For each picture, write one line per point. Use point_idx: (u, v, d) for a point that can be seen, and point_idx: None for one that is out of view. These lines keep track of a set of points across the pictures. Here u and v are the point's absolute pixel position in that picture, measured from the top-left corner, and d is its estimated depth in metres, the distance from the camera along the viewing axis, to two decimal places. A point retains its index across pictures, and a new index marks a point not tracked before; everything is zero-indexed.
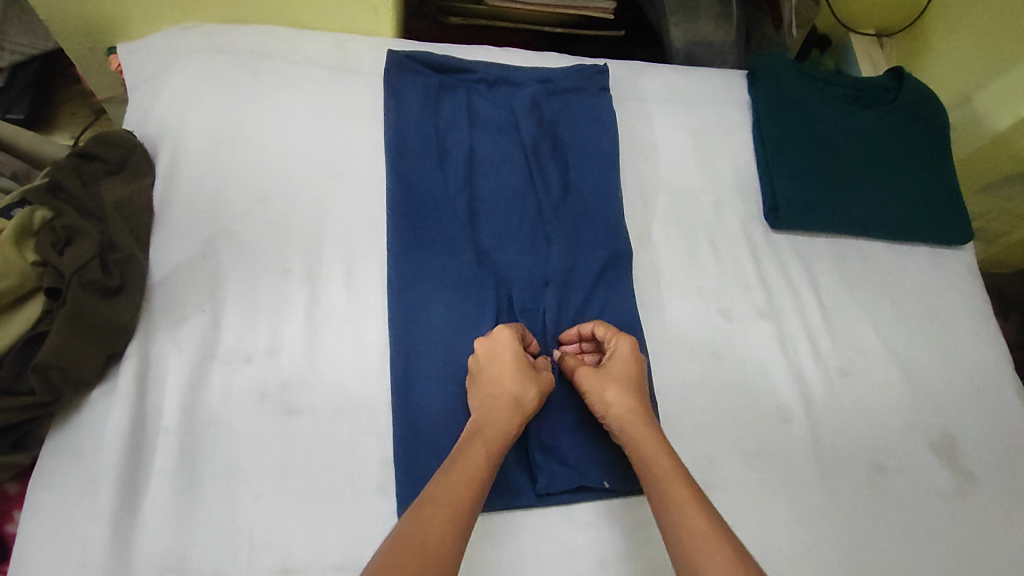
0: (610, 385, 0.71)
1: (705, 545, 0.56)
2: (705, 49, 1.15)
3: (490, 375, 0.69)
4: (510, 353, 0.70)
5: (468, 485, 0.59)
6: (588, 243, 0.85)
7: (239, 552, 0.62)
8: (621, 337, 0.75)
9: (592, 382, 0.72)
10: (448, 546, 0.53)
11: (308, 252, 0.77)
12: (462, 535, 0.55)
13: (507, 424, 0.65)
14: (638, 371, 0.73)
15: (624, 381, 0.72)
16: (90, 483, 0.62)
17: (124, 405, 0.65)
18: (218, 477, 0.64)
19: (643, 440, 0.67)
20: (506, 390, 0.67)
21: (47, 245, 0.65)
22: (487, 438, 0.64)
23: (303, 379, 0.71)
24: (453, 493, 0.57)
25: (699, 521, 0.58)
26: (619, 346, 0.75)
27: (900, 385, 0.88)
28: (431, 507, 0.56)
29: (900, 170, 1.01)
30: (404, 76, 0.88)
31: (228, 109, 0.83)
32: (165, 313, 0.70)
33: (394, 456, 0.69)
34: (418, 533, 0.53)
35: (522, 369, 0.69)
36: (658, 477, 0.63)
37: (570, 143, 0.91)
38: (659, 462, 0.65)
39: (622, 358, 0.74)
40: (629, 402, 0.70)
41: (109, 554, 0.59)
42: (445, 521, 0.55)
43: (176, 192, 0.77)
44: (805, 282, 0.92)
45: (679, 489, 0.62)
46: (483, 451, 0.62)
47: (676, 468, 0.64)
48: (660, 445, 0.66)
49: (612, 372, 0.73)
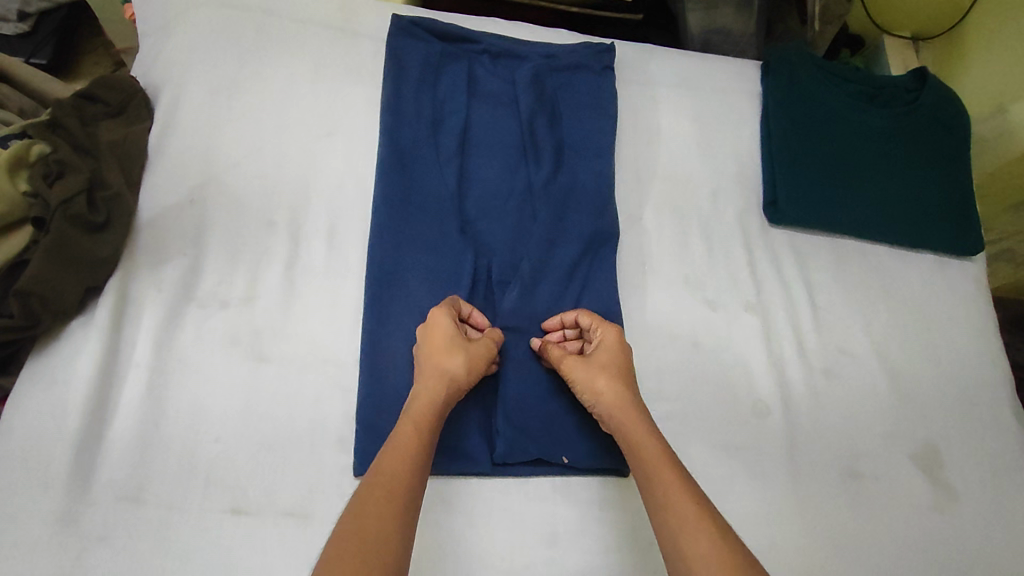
0: (601, 373, 0.68)
1: (692, 528, 0.54)
2: (723, 38, 1.12)
3: (424, 352, 0.67)
4: (444, 329, 0.68)
5: (405, 464, 0.56)
6: (574, 222, 0.84)
7: (196, 488, 0.64)
8: (607, 326, 0.73)
9: (580, 371, 0.69)
10: (391, 526, 0.51)
11: (294, 207, 0.78)
12: (406, 515, 0.53)
13: (435, 398, 0.63)
14: (624, 358, 0.71)
15: (612, 368, 0.69)
16: (60, 409, 0.64)
17: (100, 337, 0.67)
18: (183, 416, 0.66)
19: (631, 426, 0.64)
20: (431, 365, 0.65)
21: (38, 177, 0.67)
22: (414, 414, 0.62)
23: (275, 329, 0.72)
24: (387, 476, 0.55)
25: (688, 505, 0.56)
26: (605, 334, 0.72)
27: (887, 393, 0.85)
28: (366, 493, 0.53)
29: (911, 173, 0.97)
30: (407, 41, 0.87)
31: (231, 63, 0.84)
32: (148, 255, 0.72)
33: (356, 412, 0.69)
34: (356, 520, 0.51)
35: (451, 342, 0.67)
36: (647, 464, 0.61)
37: (567, 121, 0.90)
38: (648, 448, 0.62)
39: (609, 347, 0.71)
40: (618, 390, 0.67)
41: (71, 476, 0.62)
42: (386, 506, 0.52)
43: (170, 137, 0.79)
44: (798, 279, 0.90)
45: (668, 474, 0.59)
46: (411, 429, 0.60)
47: (666, 454, 0.61)
48: (649, 432, 0.63)
49: (598, 360, 0.70)
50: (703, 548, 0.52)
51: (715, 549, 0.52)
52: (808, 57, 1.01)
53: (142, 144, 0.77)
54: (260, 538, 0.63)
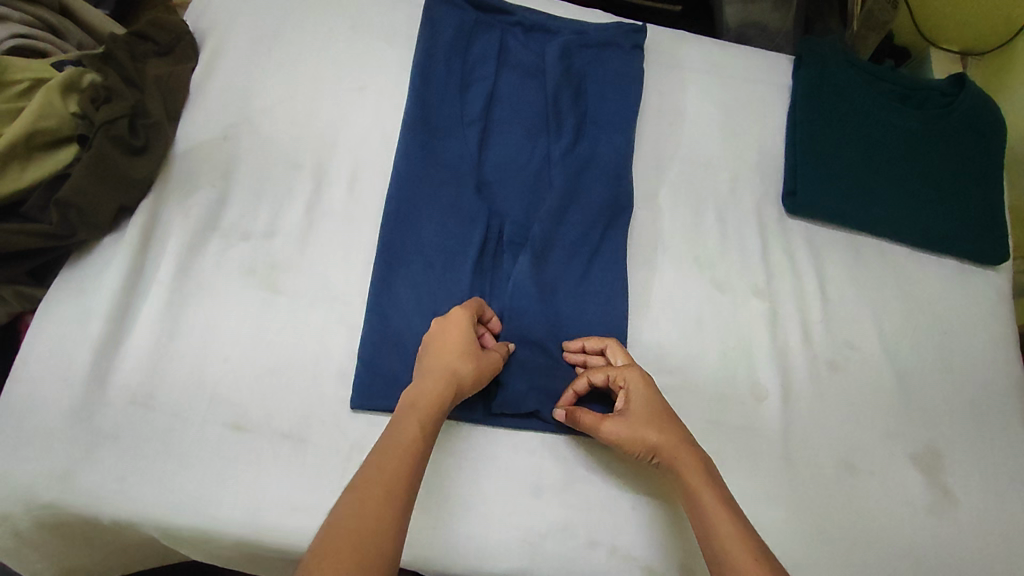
0: (648, 427, 0.64)
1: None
2: (759, 32, 1.13)
3: (435, 350, 0.67)
4: (459, 335, 0.67)
5: (403, 458, 0.56)
6: (589, 191, 0.85)
7: (201, 401, 0.67)
8: (629, 368, 0.70)
9: (623, 429, 0.65)
10: (386, 523, 0.50)
11: (320, 153, 0.82)
12: (401, 514, 0.52)
13: (442, 398, 0.62)
14: (661, 400, 0.67)
15: (651, 417, 0.65)
16: (84, 315, 0.68)
17: (128, 254, 0.71)
18: (197, 334, 0.70)
19: (687, 474, 0.61)
20: (444, 364, 0.65)
21: (86, 100, 0.72)
22: (421, 410, 0.61)
23: (291, 264, 0.75)
24: (388, 471, 0.54)
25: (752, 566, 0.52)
26: (629, 379, 0.69)
27: (892, 392, 0.84)
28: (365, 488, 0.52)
29: (939, 176, 0.95)
30: (443, 7, 0.90)
31: (275, 15, 0.88)
32: (180, 183, 0.76)
33: (358, 349, 0.72)
34: (352, 516, 0.50)
35: (466, 347, 0.67)
36: (704, 513, 0.58)
37: (592, 96, 0.91)
38: (705, 499, 0.59)
39: (639, 390, 0.68)
40: (665, 438, 0.63)
41: (89, 376, 0.66)
42: (383, 501, 0.52)
43: (212, 78, 0.83)
44: (811, 271, 0.89)
45: (724, 522, 0.56)
46: (417, 424, 0.59)
47: (722, 504, 0.58)
48: (702, 478, 0.60)
49: (635, 411, 0.66)
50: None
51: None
52: (842, 54, 1.01)
53: (185, 81, 0.82)
54: (256, 454, 0.66)
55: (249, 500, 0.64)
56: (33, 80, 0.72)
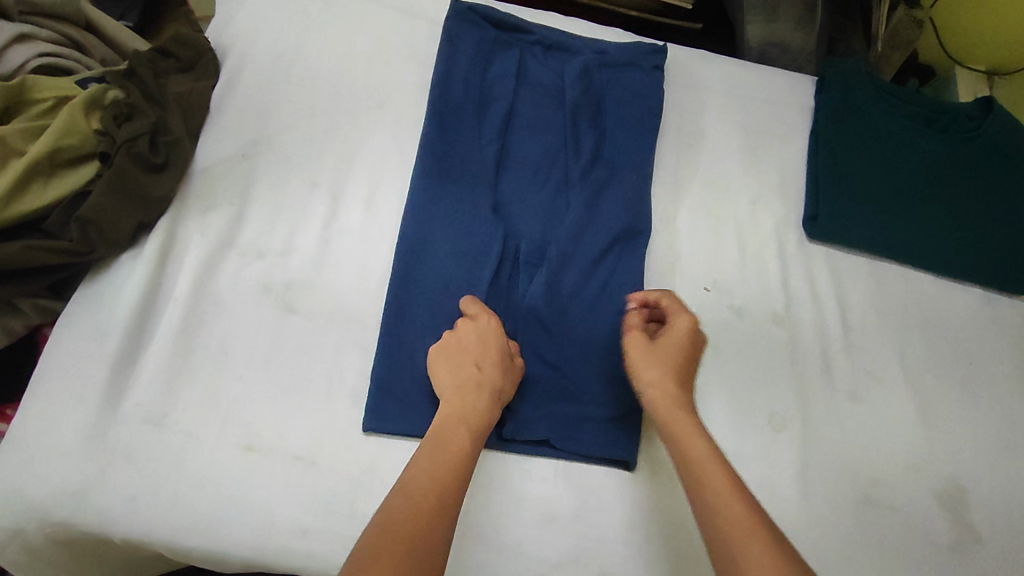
0: (664, 365, 0.67)
1: (741, 534, 0.50)
2: (781, 51, 1.11)
3: (478, 362, 0.68)
4: (492, 343, 0.69)
5: (455, 461, 0.58)
6: (606, 213, 0.84)
7: (214, 421, 0.67)
8: (682, 314, 0.71)
9: (641, 353, 0.69)
10: (446, 520, 0.52)
11: (337, 171, 0.82)
12: (454, 511, 0.54)
13: (489, 413, 0.65)
14: (692, 347, 0.70)
15: (676, 356, 0.69)
16: (102, 331, 0.69)
17: (145, 271, 0.71)
18: (211, 351, 0.70)
19: (679, 424, 0.62)
20: (488, 379, 0.67)
21: (109, 117, 0.73)
22: (468, 417, 0.63)
23: (306, 284, 0.75)
24: (441, 472, 0.56)
25: (746, 516, 0.52)
26: (678, 320, 0.71)
27: (913, 424, 0.82)
28: (419, 492, 0.54)
29: (965, 202, 0.93)
30: (463, 25, 0.90)
31: (295, 33, 0.89)
32: (198, 200, 0.76)
33: (371, 371, 0.71)
34: (412, 518, 0.51)
35: (506, 363, 0.69)
36: (693, 459, 0.58)
37: (611, 116, 0.90)
38: (698, 445, 0.60)
39: (682, 328, 0.70)
40: (668, 383, 0.66)
41: (104, 394, 0.66)
42: (438, 508, 0.53)
43: (232, 96, 0.83)
44: (832, 297, 0.87)
45: (714, 467, 0.57)
46: (467, 431, 0.61)
47: (716, 454, 0.59)
48: (697, 428, 0.62)
49: (664, 346, 0.69)
50: (753, 557, 0.49)
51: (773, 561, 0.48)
52: (866, 77, 0.99)
53: (205, 97, 0.82)
54: (267, 475, 0.65)
55: (259, 523, 0.63)
56: (57, 99, 0.73)
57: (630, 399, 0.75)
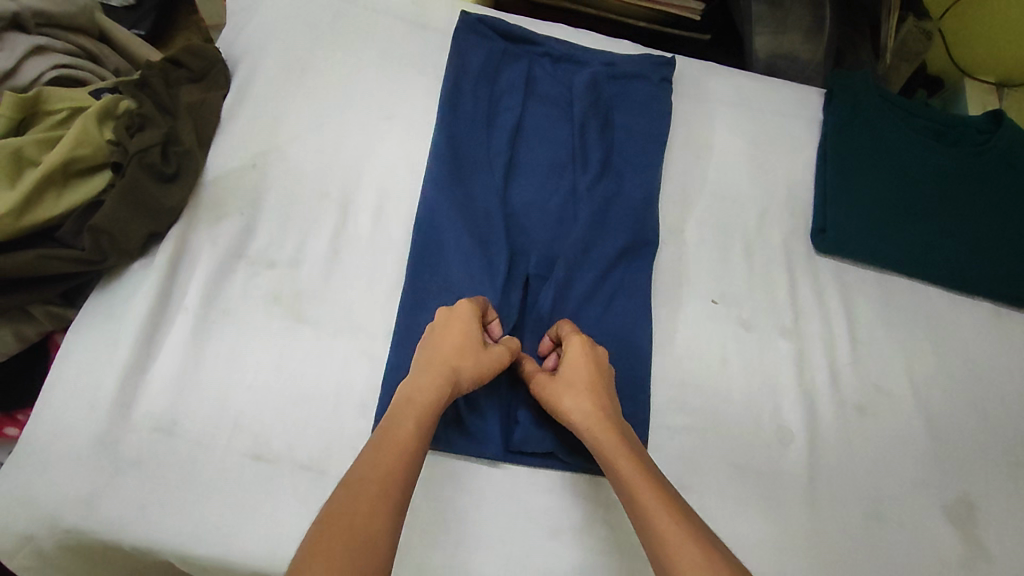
0: (576, 393, 0.67)
1: (673, 544, 0.52)
2: (790, 63, 1.11)
3: (437, 347, 0.67)
4: (458, 333, 0.67)
5: (397, 456, 0.56)
6: (613, 224, 0.84)
7: (223, 431, 0.67)
8: (572, 338, 0.71)
9: (550, 390, 0.69)
10: (380, 521, 0.51)
11: (347, 181, 0.82)
12: (393, 511, 0.52)
13: (438, 395, 0.62)
14: (596, 366, 0.69)
15: (584, 379, 0.68)
16: (113, 340, 0.69)
17: (157, 280, 0.72)
18: (221, 361, 0.70)
19: (606, 446, 0.63)
20: (442, 361, 0.65)
21: (121, 127, 0.74)
22: (416, 407, 0.61)
23: (315, 294, 0.75)
24: (378, 470, 0.54)
25: (675, 532, 0.53)
26: (571, 347, 0.70)
27: (923, 438, 0.81)
28: (357, 487, 0.53)
29: (974, 216, 0.92)
30: (472, 37, 0.90)
31: (307, 44, 0.89)
32: (209, 209, 0.77)
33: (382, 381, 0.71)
34: (344, 515, 0.50)
35: (467, 345, 0.67)
36: (623, 481, 0.59)
37: (618, 128, 0.91)
38: (622, 467, 0.60)
39: (578, 355, 0.69)
40: (587, 410, 0.66)
41: (115, 403, 0.66)
42: (373, 502, 0.52)
43: (243, 106, 0.84)
44: (840, 310, 0.87)
45: (645, 486, 0.58)
46: (413, 422, 0.60)
47: (639, 468, 0.60)
48: (621, 447, 0.62)
49: (568, 376, 0.68)
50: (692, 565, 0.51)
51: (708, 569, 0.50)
52: (874, 89, 0.99)
53: (217, 108, 0.83)
54: (275, 485, 0.66)
55: (267, 532, 0.64)
56: (71, 109, 0.74)
57: (637, 412, 0.75)
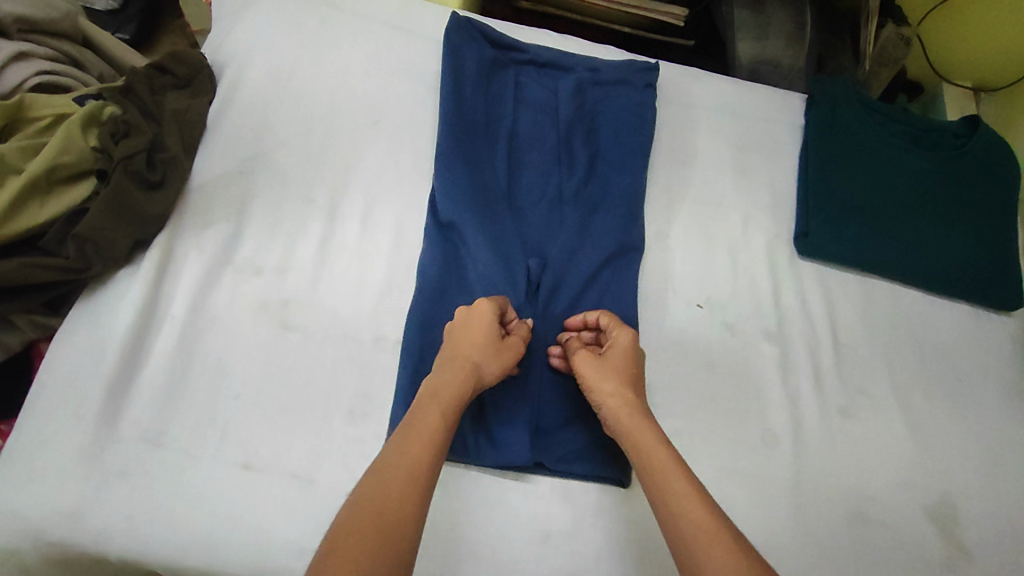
0: (613, 377, 0.66)
1: (704, 539, 0.50)
2: (773, 70, 1.12)
3: (461, 343, 0.67)
4: (481, 327, 0.67)
5: (426, 446, 0.56)
6: (601, 230, 0.85)
7: (210, 439, 0.67)
8: (622, 329, 0.70)
9: (590, 368, 0.67)
10: (411, 512, 0.50)
11: (334, 188, 0.82)
12: (424, 500, 0.52)
13: (462, 387, 0.62)
14: (637, 361, 0.68)
15: (625, 368, 0.67)
16: (98, 349, 0.69)
17: (143, 288, 0.71)
18: (208, 371, 0.70)
19: (639, 434, 0.61)
20: (467, 356, 0.65)
21: (106, 134, 0.73)
22: (442, 400, 0.60)
23: (303, 301, 0.75)
24: (410, 456, 0.54)
25: (706, 520, 0.51)
26: (619, 337, 0.70)
27: (904, 439, 0.83)
28: (386, 475, 0.52)
29: (952, 220, 0.94)
30: (462, 39, 0.90)
31: (292, 49, 0.89)
32: (195, 216, 0.77)
33: (394, 391, 0.71)
34: (376, 497, 0.50)
35: (490, 341, 0.67)
36: (654, 470, 0.57)
37: (605, 134, 0.91)
38: (657, 456, 0.58)
39: (623, 346, 0.69)
40: (626, 396, 0.65)
41: (101, 413, 0.66)
42: (401, 491, 0.51)
43: (228, 112, 0.84)
44: (823, 314, 0.88)
45: (678, 478, 0.56)
46: (438, 414, 0.59)
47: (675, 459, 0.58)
48: (656, 437, 0.61)
49: (614, 361, 0.67)
50: (724, 560, 0.48)
51: (739, 560, 0.48)
52: (856, 94, 1.00)
53: (202, 114, 0.82)
54: (264, 493, 0.66)
55: (255, 541, 0.63)
56: (55, 117, 0.73)
57: None
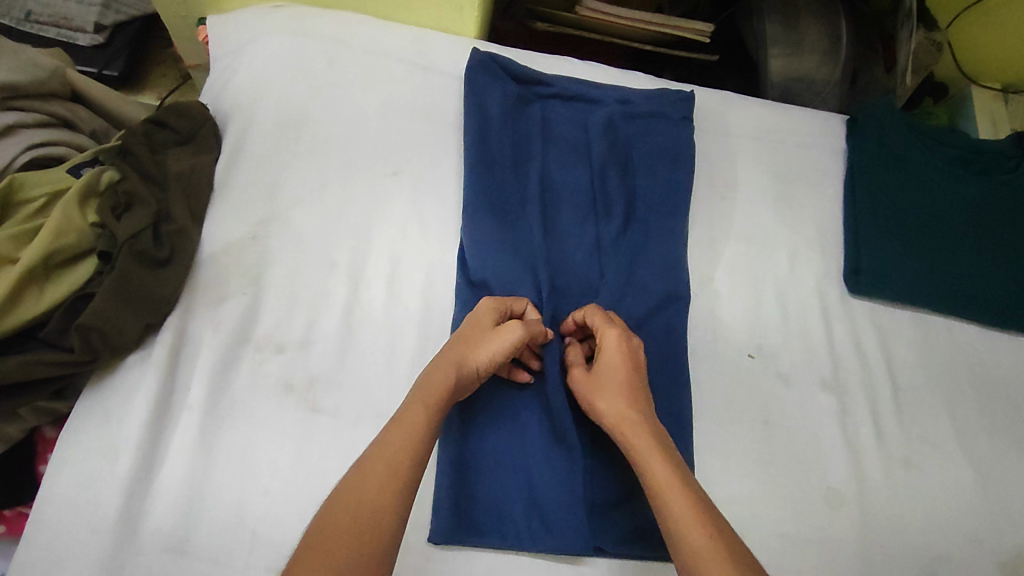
0: (599, 386, 0.65)
1: (706, 563, 0.50)
2: (805, 86, 1.06)
3: (454, 336, 0.65)
4: (473, 321, 0.66)
5: (406, 443, 0.55)
6: (643, 279, 0.79)
7: (240, 543, 0.61)
8: (609, 326, 0.67)
9: (580, 382, 0.67)
10: (381, 511, 0.50)
11: (356, 248, 0.76)
12: (398, 497, 0.52)
13: (443, 377, 0.60)
14: (628, 360, 0.66)
15: (616, 373, 0.65)
16: (112, 448, 0.63)
17: (156, 376, 0.66)
18: (232, 464, 0.64)
19: (633, 445, 0.60)
20: (450, 347, 0.63)
21: (107, 209, 0.67)
22: (423, 392, 0.59)
23: (330, 379, 0.69)
24: (387, 454, 0.54)
25: (705, 542, 0.52)
26: (606, 336, 0.67)
27: (972, 489, 0.78)
28: (367, 471, 0.52)
29: (1008, 249, 0.89)
30: (485, 78, 0.84)
31: (301, 94, 0.82)
32: (208, 290, 0.71)
33: (437, 478, 0.65)
34: (350, 499, 0.50)
35: (477, 334, 0.65)
36: (652, 485, 0.57)
37: (640, 172, 0.85)
38: (651, 468, 0.58)
39: (610, 347, 0.66)
40: (615, 404, 0.63)
41: (120, 521, 0.60)
42: (382, 485, 0.52)
43: (236, 170, 0.77)
44: (879, 357, 0.83)
45: (674, 492, 0.56)
46: (420, 407, 0.57)
47: (670, 470, 0.58)
48: (650, 448, 0.60)
49: (602, 366, 0.66)
50: None
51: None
52: (899, 116, 0.95)
53: (208, 174, 0.76)
54: None
55: None
56: (49, 195, 0.67)
57: None
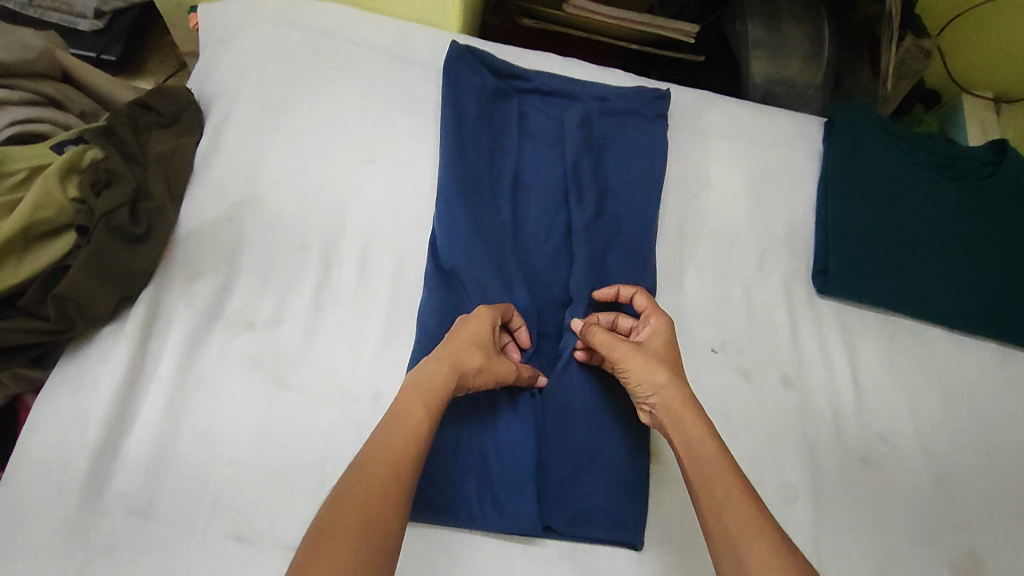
0: (659, 360, 0.65)
1: (751, 533, 0.51)
2: (787, 89, 1.07)
3: (454, 339, 0.65)
4: (476, 328, 0.66)
5: (409, 444, 0.55)
6: (609, 271, 0.81)
7: (200, 509, 0.63)
8: (659, 316, 0.71)
9: (636, 351, 0.66)
10: (388, 508, 0.50)
11: (329, 233, 0.78)
12: (402, 496, 0.51)
13: (442, 383, 0.60)
14: (677, 351, 0.69)
15: (668, 357, 0.67)
16: (82, 414, 0.66)
17: (128, 347, 0.68)
18: (198, 434, 0.66)
19: (687, 418, 0.61)
20: (452, 351, 0.63)
21: (87, 184, 0.70)
22: (426, 393, 0.59)
23: (297, 357, 0.71)
24: (392, 453, 0.53)
25: (752, 514, 0.52)
26: (658, 324, 0.70)
27: (928, 490, 0.79)
28: (372, 469, 0.52)
29: (977, 254, 0.89)
30: (463, 70, 0.85)
31: (283, 82, 0.85)
32: (183, 267, 0.73)
33: None
34: (355, 496, 0.49)
35: (480, 343, 0.65)
36: (700, 456, 0.58)
37: (613, 167, 0.87)
38: (703, 441, 0.58)
39: (664, 334, 0.69)
40: (677, 381, 0.63)
41: (86, 482, 0.63)
42: (387, 485, 0.51)
43: (217, 153, 0.80)
44: (843, 356, 0.84)
45: (722, 467, 0.56)
46: (422, 410, 0.57)
47: (718, 447, 0.58)
48: (704, 425, 0.60)
49: (652, 348, 0.67)
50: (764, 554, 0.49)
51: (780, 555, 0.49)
52: (876, 120, 0.95)
53: (189, 156, 0.78)
54: (257, 567, 0.62)
55: None
56: (31, 169, 0.70)
57: (638, 473, 0.72)
